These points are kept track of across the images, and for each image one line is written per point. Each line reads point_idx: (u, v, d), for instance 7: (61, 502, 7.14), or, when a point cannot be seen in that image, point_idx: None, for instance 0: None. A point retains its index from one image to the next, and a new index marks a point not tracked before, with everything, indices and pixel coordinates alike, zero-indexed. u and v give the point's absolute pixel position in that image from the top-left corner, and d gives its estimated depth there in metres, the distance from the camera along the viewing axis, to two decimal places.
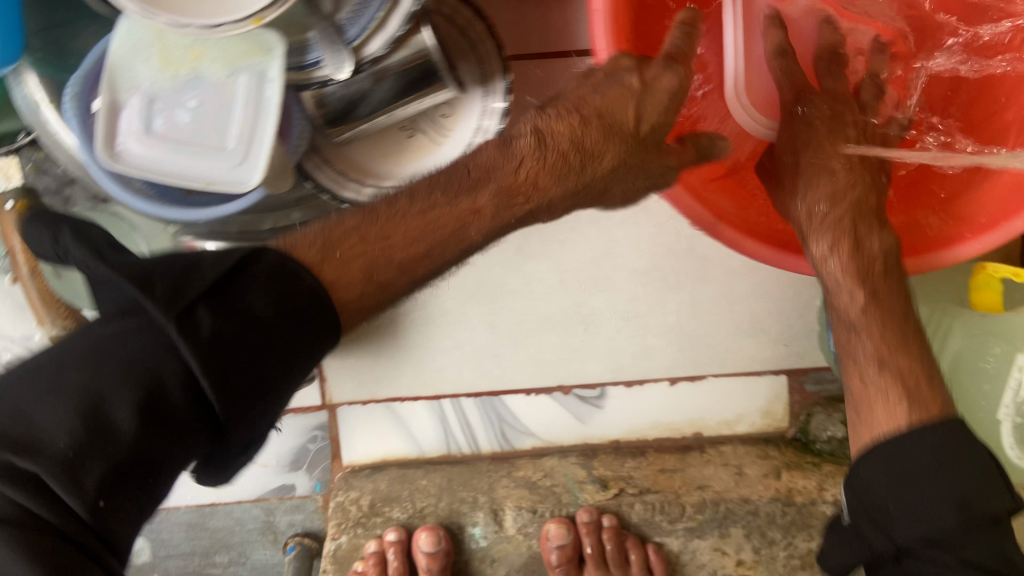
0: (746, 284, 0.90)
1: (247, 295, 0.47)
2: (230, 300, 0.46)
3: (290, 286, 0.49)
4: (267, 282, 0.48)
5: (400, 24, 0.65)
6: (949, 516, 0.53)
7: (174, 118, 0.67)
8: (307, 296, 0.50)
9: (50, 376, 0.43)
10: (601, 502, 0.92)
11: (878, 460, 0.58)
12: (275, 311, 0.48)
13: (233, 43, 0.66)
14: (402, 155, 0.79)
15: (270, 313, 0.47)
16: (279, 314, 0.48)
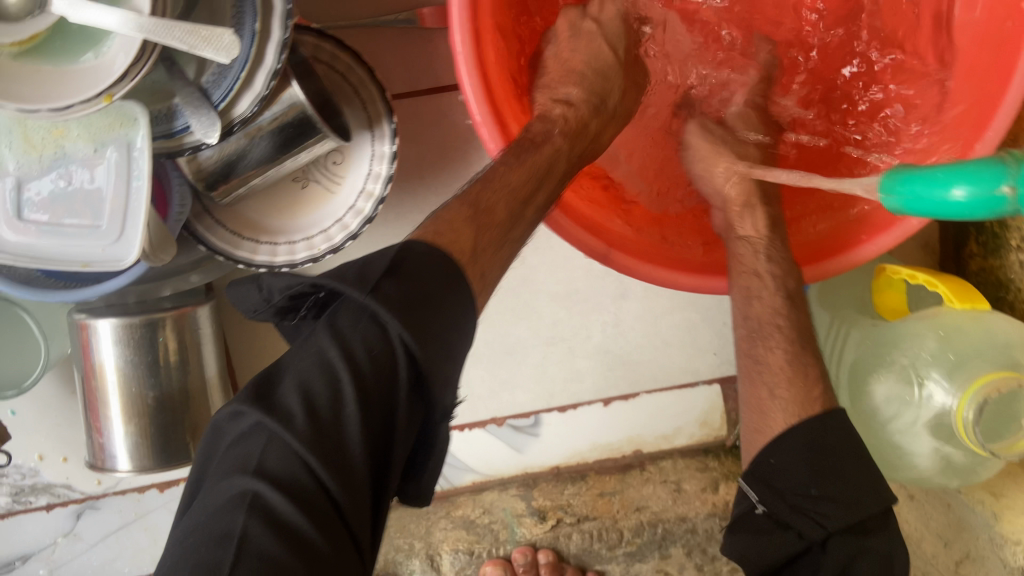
0: (667, 300, 0.89)
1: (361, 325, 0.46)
2: (412, 280, 0.46)
3: (446, 263, 0.49)
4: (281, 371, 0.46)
5: (264, 83, 0.64)
6: (798, 469, 0.57)
7: (44, 200, 0.65)
8: (453, 270, 0.49)
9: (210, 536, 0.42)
10: (537, 537, 0.95)
11: (781, 453, 0.58)
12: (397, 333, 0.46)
13: (97, 117, 0.65)
14: (297, 208, 0.78)
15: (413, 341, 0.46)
16: (445, 291, 0.47)
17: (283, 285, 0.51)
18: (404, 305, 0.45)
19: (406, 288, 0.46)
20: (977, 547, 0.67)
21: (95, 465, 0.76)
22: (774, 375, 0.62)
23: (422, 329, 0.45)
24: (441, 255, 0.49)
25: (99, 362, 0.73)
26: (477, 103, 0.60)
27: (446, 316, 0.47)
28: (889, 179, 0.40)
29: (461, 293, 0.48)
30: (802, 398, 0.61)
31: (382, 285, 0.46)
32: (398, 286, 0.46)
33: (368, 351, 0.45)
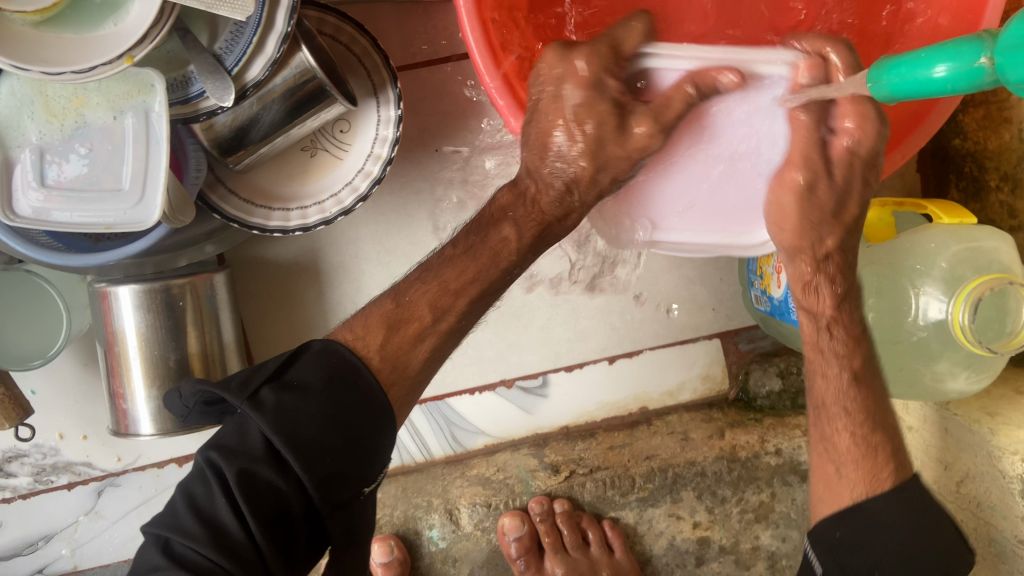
0: (665, 257, 0.92)
1: (302, 419, 0.56)
2: (299, 386, 0.58)
3: (338, 364, 0.60)
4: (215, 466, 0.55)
5: (276, 47, 0.67)
6: (865, 560, 0.60)
7: (67, 167, 0.67)
8: (349, 369, 0.60)
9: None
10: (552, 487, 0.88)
11: (846, 527, 0.62)
12: (321, 426, 0.56)
13: (114, 85, 0.67)
14: (306, 175, 0.80)
15: (325, 433, 0.56)
16: (329, 392, 0.58)
17: (195, 390, 0.64)
18: (283, 410, 0.56)
19: (288, 394, 0.57)
20: (976, 463, 0.70)
21: (117, 432, 0.78)
22: (841, 455, 0.64)
23: (300, 430, 0.55)
24: (334, 359, 0.60)
25: (120, 329, 0.75)
26: (482, 52, 0.61)
27: (327, 418, 0.57)
28: (877, 72, 0.43)
29: (349, 389, 0.59)
30: (872, 474, 0.63)
31: (266, 393, 0.57)
32: (279, 392, 0.57)
33: (260, 454, 0.55)
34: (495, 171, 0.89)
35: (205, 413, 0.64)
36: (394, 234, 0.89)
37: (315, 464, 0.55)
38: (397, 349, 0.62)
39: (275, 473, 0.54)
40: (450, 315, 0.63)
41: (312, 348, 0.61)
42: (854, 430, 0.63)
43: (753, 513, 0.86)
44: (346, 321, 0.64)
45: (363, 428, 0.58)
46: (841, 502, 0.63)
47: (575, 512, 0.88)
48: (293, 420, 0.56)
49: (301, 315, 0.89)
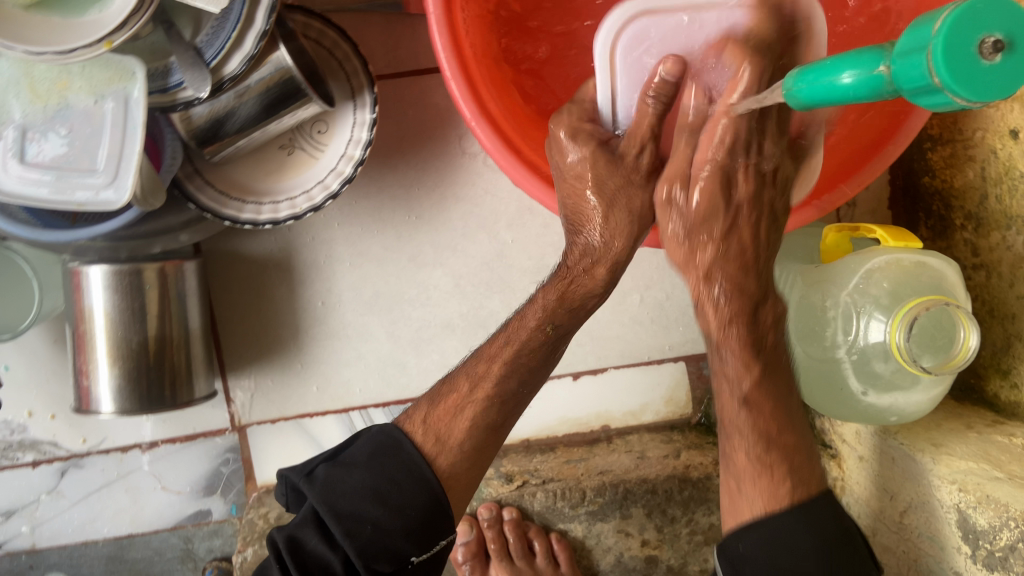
0: (635, 278, 0.93)
1: (348, 496, 0.60)
2: (348, 464, 0.62)
3: (387, 447, 0.63)
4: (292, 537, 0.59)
5: (254, 42, 0.69)
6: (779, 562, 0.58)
7: (47, 147, 0.70)
8: (393, 445, 0.63)
9: None
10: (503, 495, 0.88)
11: (750, 541, 0.59)
12: (380, 503, 0.59)
13: (97, 71, 0.70)
14: (283, 172, 0.83)
15: (374, 509, 0.59)
16: (372, 465, 0.61)
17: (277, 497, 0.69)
18: (330, 484, 0.60)
19: (337, 470, 0.62)
20: (918, 494, 0.70)
21: (80, 409, 0.80)
22: (741, 471, 0.62)
23: (342, 501, 0.59)
24: (384, 439, 0.64)
25: (88, 307, 0.77)
26: (446, 58, 0.66)
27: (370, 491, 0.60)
28: (792, 79, 0.45)
29: (391, 461, 0.62)
30: (771, 494, 0.60)
31: (318, 471, 0.62)
32: (332, 468, 0.62)
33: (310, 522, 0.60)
34: (470, 182, 0.91)
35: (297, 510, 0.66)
36: (370, 237, 0.91)
37: (356, 533, 0.58)
38: (438, 422, 0.65)
39: (329, 546, 0.59)
40: (486, 385, 0.66)
41: (374, 431, 0.65)
42: (749, 449, 0.61)
43: (702, 535, 0.86)
44: (406, 410, 0.67)
45: (406, 503, 0.60)
46: (743, 519, 0.61)
47: (524, 523, 0.88)
48: (339, 495, 0.60)
49: (273, 309, 0.91)
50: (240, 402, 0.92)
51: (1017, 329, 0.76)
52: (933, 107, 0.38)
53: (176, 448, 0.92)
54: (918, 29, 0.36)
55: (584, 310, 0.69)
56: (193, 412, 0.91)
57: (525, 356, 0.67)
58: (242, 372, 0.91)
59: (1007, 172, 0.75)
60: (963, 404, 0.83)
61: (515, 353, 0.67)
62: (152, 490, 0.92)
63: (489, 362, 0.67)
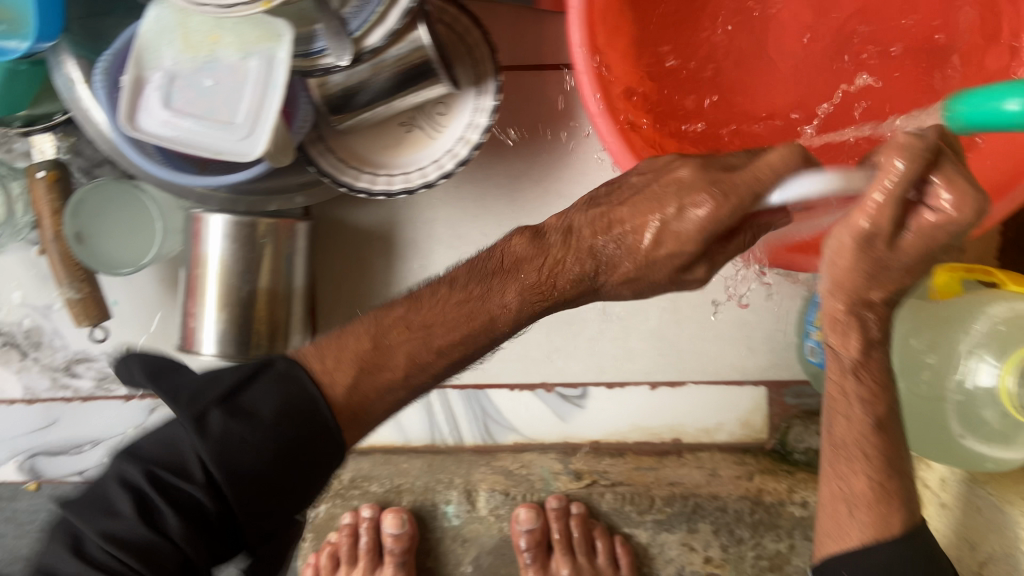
0: (727, 295, 0.93)
1: (247, 443, 0.56)
2: (245, 408, 0.58)
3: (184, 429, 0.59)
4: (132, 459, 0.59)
5: (398, 17, 0.72)
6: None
7: (190, 95, 0.74)
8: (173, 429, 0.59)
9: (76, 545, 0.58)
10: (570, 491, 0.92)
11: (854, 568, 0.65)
12: (255, 452, 0.56)
13: (247, 29, 0.73)
14: (400, 147, 0.86)
15: (251, 456, 0.56)
16: (275, 422, 0.58)
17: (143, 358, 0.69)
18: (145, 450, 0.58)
19: (233, 421, 0.57)
20: (1001, 545, 0.69)
21: (183, 347, 0.84)
22: (856, 497, 0.66)
23: (238, 454, 0.56)
24: (291, 383, 0.60)
25: (204, 252, 0.81)
26: (581, 56, 0.68)
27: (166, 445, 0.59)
28: (953, 103, 0.45)
29: (305, 422, 0.59)
30: (881, 520, 0.65)
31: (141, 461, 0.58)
32: (229, 415, 0.57)
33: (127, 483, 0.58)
34: (575, 181, 0.92)
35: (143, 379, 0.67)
36: (471, 223, 0.93)
37: (232, 455, 0.56)
38: (340, 357, 0.63)
39: (197, 500, 0.57)
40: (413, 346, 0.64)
41: (274, 368, 0.61)
42: (871, 476, 0.65)
43: (768, 561, 0.85)
44: (315, 347, 0.64)
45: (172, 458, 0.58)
46: (852, 542, 0.66)
47: (592, 519, 0.92)
48: (239, 447, 0.56)
49: (369, 280, 0.94)
50: None
51: None
52: None
53: None
54: None
55: (558, 290, 0.62)
56: None
57: (457, 324, 0.64)
58: None
59: None
60: None
61: (493, 308, 0.64)
62: None
63: (420, 312, 0.65)
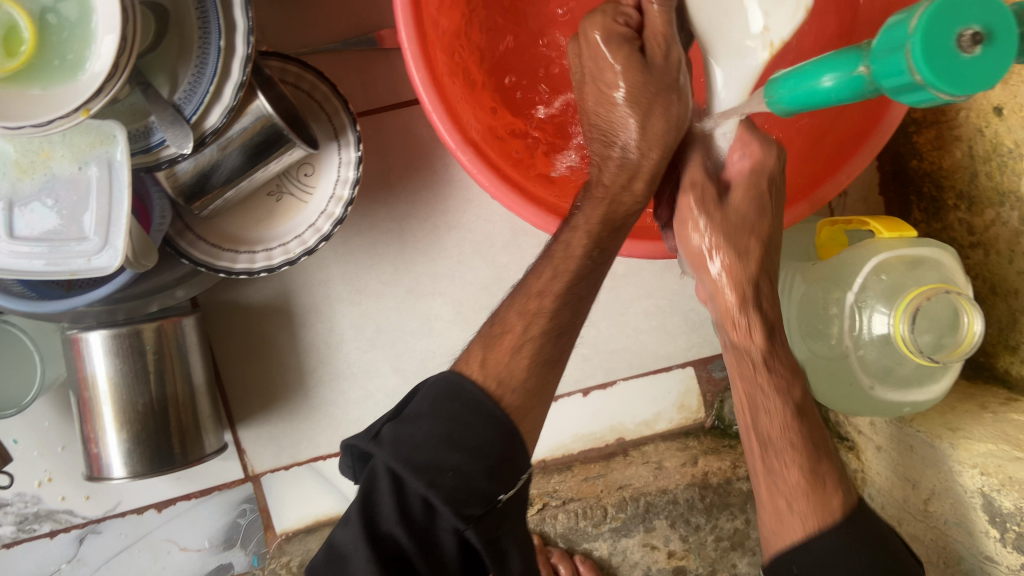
0: (634, 287, 0.92)
1: (421, 448, 0.53)
2: (407, 444, 0.54)
3: (453, 390, 0.56)
4: (439, 404, 0.56)
5: (231, 92, 0.70)
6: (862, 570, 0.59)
7: (34, 218, 0.70)
8: (452, 388, 0.57)
9: (400, 442, 0.54)
10: None
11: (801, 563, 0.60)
12: (461, 451, 0.53)
13: (78, 137, 0.70)
14: (272, 219, 0.83)
15: (453, 455, 0.53)
16: (438, 411, 0.55)
17: (430, 400, 0.56)
18: (400, 441, 0.54)
19: (404, 426, 0.55)
20: (939, 480, 0.72)
21: (92, 476, 0.79)
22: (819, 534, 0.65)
23: (416, 453, 0.53)
24: (443, 386, 0.57)
25: (91, 374, 0.77)
26: (427, 93, 0.66)
27: (458, 421, 0.54)
28: (775, 86, 0.47)
29: (453, 406, 0.55)
30: (822, 506, 0.62)
31: (385, 432, 0.56)
32: (398, 426, 0.56)
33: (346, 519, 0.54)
34: (460, 210, 0.91)
35: (432, 418, 0.55)
36: (365, 272, 0.90)
37: (439, 480, 0.52)
38: (497, 364, 0.57)
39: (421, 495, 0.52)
40: (543, 320, 0.59)
41: (436, 384, 0.58)
42: None
43: (728, 540, 0.93)
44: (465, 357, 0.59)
45: (482, 447, 0.54)
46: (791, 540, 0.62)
47: (546, 549, 0.95)
48: (411, 448, 0.54)
49: (276, 356, 0.90)
50: (251, 452, 0.91)
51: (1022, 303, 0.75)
52: (915, 103, 0.39)
53: (191, 504, 0.91)
54: (895, 28, 0.37)
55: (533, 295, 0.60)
56: (204, 466, 0.90)
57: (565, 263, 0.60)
58: (253, 421, 0.91)
59: (994, 149, 0.73)
60: (975, 382, 0.81)
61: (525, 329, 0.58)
62: (170, 551, 0.92)
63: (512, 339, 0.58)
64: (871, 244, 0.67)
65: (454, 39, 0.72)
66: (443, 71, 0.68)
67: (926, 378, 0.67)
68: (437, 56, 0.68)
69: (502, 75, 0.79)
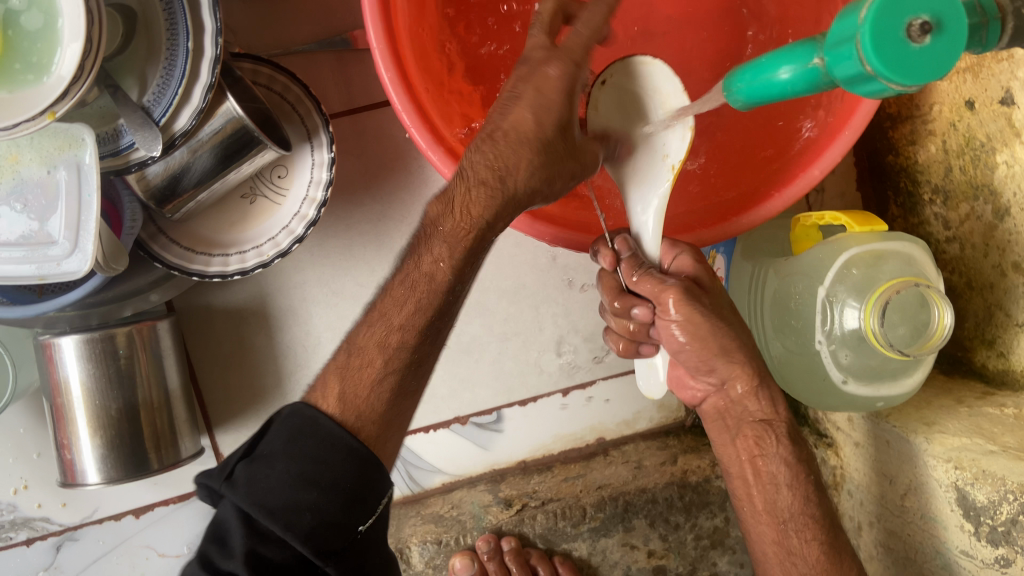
0: None
1: (275, 492, 0.57)
2: (261, 487, 0.57)
3: (306, 428, 0.60)
4: (293, 442, 0.59)
5: (200, 93, 0.69)
6: None
7: (3, 223, 0.69)
8: (307, 423, 0.60)
9: (258, 487, 0.57)
10: (503, 522, 0.93)
11: None
12: (318, 489, 0.57)
13: (46, 141, 0.69)
14: (246, 221, 0.82)
15: (310, 493, 0.57)
16: (291, 451, 0.59)
17: (284, 439, 0.59)
18: (254, 484, 0.57)
19: (256, 466, 0.58)
20: (915, 475, 0.72)
21: (66, 483, 0.79)
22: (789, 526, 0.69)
23: (271, 495, 0.57)
24: (295, 421, 0.61)
25: (64, 379, 0.77)
26: (396, 92, 0.65)
27: (315, 459, 0.58)
28: (735, 79, 0.47)
29: (309, 440, 0.59)
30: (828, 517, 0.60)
31: (238, 472, 0.59)
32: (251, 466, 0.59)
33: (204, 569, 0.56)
34: None
35: (286, 454, 0.59)
36: (341, 274, 0.90)
37: (295, 522, 0.56)
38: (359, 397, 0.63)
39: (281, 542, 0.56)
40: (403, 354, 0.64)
41: (282, 417, 0.62)
42: (821, 538, 0.68)
43: (708, 538, 0.93)
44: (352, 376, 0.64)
45: (340, 481, 0.58)
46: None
47: (525, 550, 0.95)
48: (264, 492, 0.57)
49: (253, 359, 0.90)
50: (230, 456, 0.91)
51: (997, 297, 0.74)
52: (870, 94, 0.38)
53: (170, 509, 0.91)
54: (847, 18, 0.37)
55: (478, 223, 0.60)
56: (182, 470, 0.90)
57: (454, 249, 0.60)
58: (230, 425, 0.90)
59: (968, 143, 0.73)
60: (953, 377, 0.81)
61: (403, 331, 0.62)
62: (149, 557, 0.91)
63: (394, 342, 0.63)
64: (846, 237, 0.68)
65: (424, 37, 0.72)
66: (413, 69, 0.68)
67: (899, 374, 0.67)
68: (407, 55, 0.67)
69: (471, 69, 0.78)
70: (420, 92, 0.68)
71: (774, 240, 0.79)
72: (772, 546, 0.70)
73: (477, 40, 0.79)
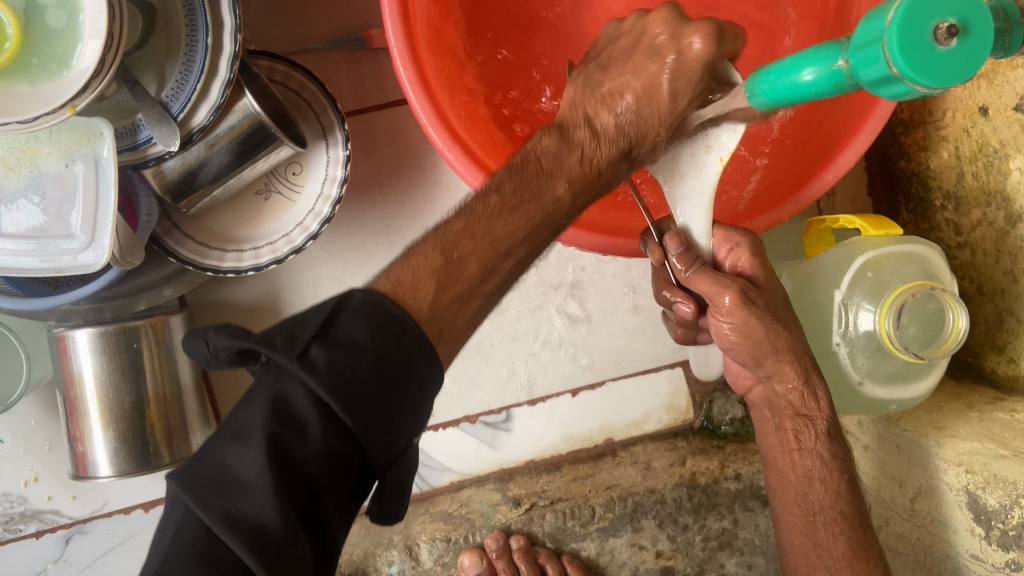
0: (623, 287, 0.92)
1: (356, 383, 0.45)
2: (339, 368, 0.44)
3: (383, 317, 0.47)
4: (375, 333, 0.47)
5: (219, 91, 0.70)
6: None
7: (20, 216, 0.70)
8: (393, 319, 0.48)
9: (332, 367, 0.44)
10: (512, 521, 0.93)
11: None
12: (395, 388, 0.46)
13: (65, 135, 0.69)
14: (260, 218, 0.83)
15: (387, 392, 0.46)
16: (377, 344, 0.46)
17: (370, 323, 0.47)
18: (331, 369, 0.44)
19: (335, 351, 0.45)
20: (925, 478, 0.72)
21: (78, 475, 0.79)
22: None
23: (349, 386, 0.44)
24: (376, 306, 0.48)
25: (78, 371, 0.77)
26: (413, 89, 0.65)
27: (396, 356, 0.47)
28: (757, 79, 0.47)
29: (397, 337, 0.47)
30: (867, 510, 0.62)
31: (311, 350, 0.45)
32: (326, 348, 0.45)
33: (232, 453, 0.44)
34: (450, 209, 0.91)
35: (365, 346, 0.46)
36: (354, 272, 0.90)
37: (368, 421, 0.45)
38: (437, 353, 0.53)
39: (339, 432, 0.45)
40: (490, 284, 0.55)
41: (356, 300, 0.48)
42: (850, 538, 0.70)
43: (716, 540, 0.93)
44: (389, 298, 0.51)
45: (416, 384, 0.47)
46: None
47: (534, 549, 0.94)
48: (342, 382, 0.44)
49: None
50: None
51: (1008, 304, 0.75)
52: (894, 96, 0.39)
53: None
54: (873, 20, 0.37)
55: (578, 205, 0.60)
56: None
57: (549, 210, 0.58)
58: None
59: (980, 149, 0.74)
60: (963, 382, 0.82)
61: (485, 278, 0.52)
62: None
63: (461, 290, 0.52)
64: (862, 242, 0.68)
65: (441, 36, 0.72)
66: (430, 67, 0.68)
67: (911, 377, 0.68)
68: (424, 53, 0.68)
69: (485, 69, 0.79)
70: (437, 89, 0.68)
71: (787, 243, 0.80)
72: (798, 538, 0.73)
73: (491, 42, 0.79)
